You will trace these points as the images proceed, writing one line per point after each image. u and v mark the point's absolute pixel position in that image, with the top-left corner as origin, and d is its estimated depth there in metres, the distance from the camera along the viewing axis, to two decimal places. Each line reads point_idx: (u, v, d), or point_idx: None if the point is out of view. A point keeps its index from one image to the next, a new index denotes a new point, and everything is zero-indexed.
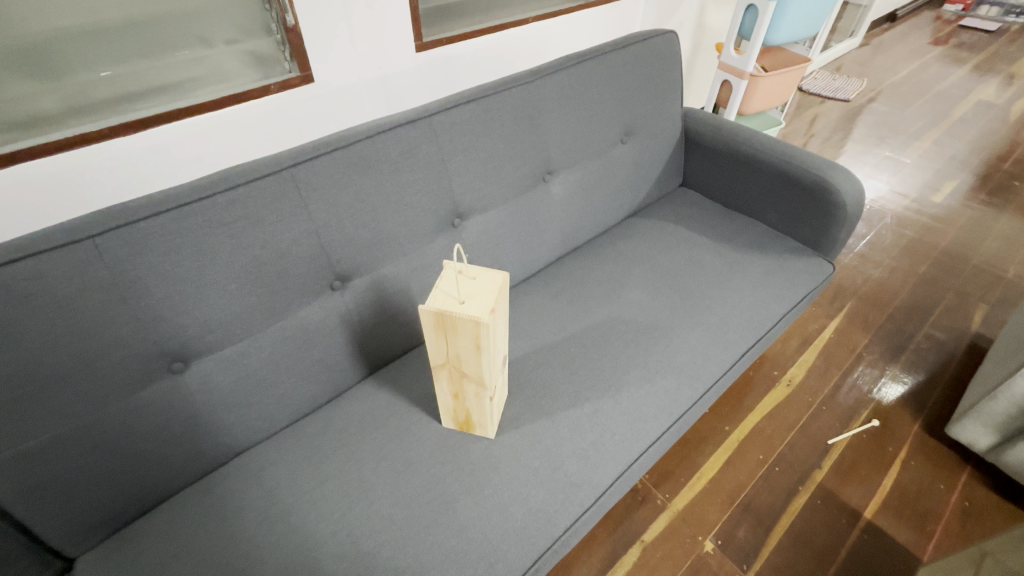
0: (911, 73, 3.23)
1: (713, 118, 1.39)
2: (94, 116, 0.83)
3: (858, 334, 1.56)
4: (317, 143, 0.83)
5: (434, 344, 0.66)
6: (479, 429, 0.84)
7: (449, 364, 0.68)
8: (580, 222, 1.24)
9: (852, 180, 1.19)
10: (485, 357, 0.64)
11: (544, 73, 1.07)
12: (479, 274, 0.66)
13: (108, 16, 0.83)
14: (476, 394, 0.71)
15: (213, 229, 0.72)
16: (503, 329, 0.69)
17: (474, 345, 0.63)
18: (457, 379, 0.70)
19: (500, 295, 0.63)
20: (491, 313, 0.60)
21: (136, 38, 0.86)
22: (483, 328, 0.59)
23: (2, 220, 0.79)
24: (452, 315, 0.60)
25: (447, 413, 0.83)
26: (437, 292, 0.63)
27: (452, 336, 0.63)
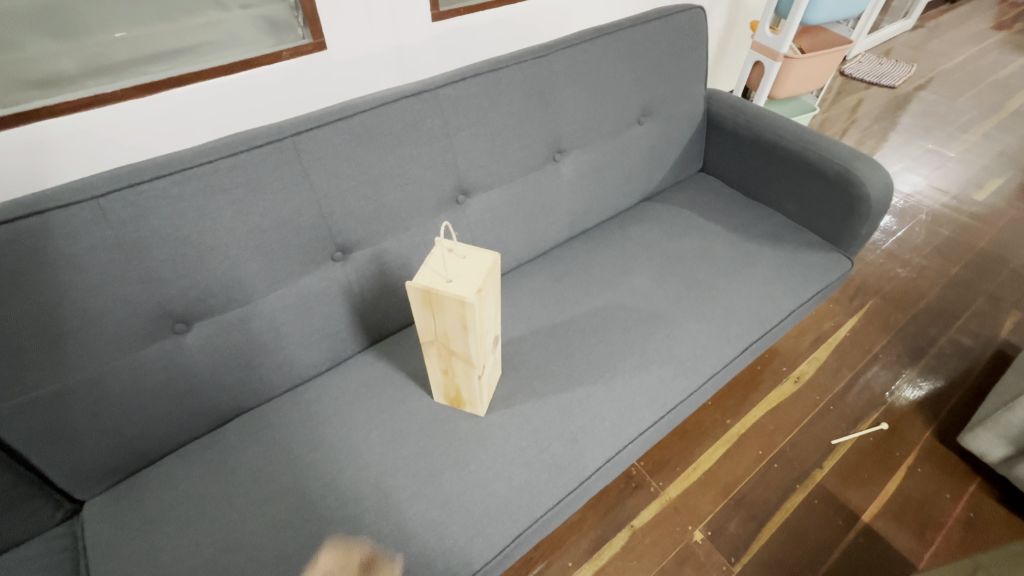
0: (966, 59, 3.01)
1: (739, 101, 1.33)
2: (110, 76, 0.85)
3: (876, 335, 1.50)
4: (320, 111, 0.82)
5: (423, 320, 0.67)
6: (470, 406, 0.85)
7: (438, 341, 0.69)
8: (591, 205, 1.21)
9: (880, 172, 1.13)
10: (473, 338, 0.65)
11: (558, 47, 1.03)
12: (469, 253, 0.66)
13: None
14: (464, 372, 0.72)
15: (215, 194, 0.73)
16: (492, 310, 0.69)
17: (461, 324, 0.63)
18: (446, 356, 0.71)
19: (488, 276, 0.63)
20: (479, 293, 0.60)
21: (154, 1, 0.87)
22: (468, 307, 0.60)
23: (26, 177, 0.82)
24: (439, 294, 0.60)
25: (438, 388, 0.84)
26: (427, 269, 0.63)
27: (439, 314, 0.64)
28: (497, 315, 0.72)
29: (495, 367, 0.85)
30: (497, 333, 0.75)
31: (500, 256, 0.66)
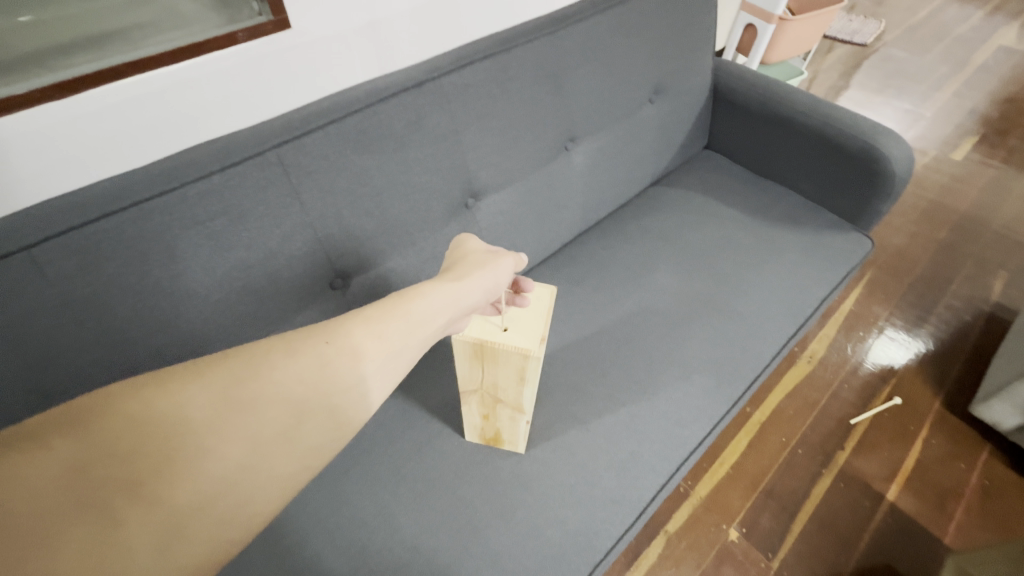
0: (929, 13, 3.02)
1: (746, 73, 1.25)
2: (15, 74, 0.65)
3: (878, 307, 1.50)
4: (306, 112, 0.68)
5: (468, 371, 0.62)
6: (508, 443, 0.77)
7: (482, 390, 0.62)
8: (602, 196, 1.11)
9: (902, 144, 1.08)
10: (529, 388, 0.60)
11: (567, 20, 0.90)
12: (521, 297, 0.63)
13: None
14: (509, 419, 0.65)
15: (184, 229, 0.59)
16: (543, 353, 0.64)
17: (517, 372, 0.58)
18: (490, 405, 0.64)
19: (546, 326, 0.60)
20: (541, 343, 0.57)
21: None
22: (531, 362, 0.56)
23: None
24: (496, 345, 0.55)
25: (471, 428, 0.75)
26: (476, 319, 0.59)
27: (489, 364, 0.59)
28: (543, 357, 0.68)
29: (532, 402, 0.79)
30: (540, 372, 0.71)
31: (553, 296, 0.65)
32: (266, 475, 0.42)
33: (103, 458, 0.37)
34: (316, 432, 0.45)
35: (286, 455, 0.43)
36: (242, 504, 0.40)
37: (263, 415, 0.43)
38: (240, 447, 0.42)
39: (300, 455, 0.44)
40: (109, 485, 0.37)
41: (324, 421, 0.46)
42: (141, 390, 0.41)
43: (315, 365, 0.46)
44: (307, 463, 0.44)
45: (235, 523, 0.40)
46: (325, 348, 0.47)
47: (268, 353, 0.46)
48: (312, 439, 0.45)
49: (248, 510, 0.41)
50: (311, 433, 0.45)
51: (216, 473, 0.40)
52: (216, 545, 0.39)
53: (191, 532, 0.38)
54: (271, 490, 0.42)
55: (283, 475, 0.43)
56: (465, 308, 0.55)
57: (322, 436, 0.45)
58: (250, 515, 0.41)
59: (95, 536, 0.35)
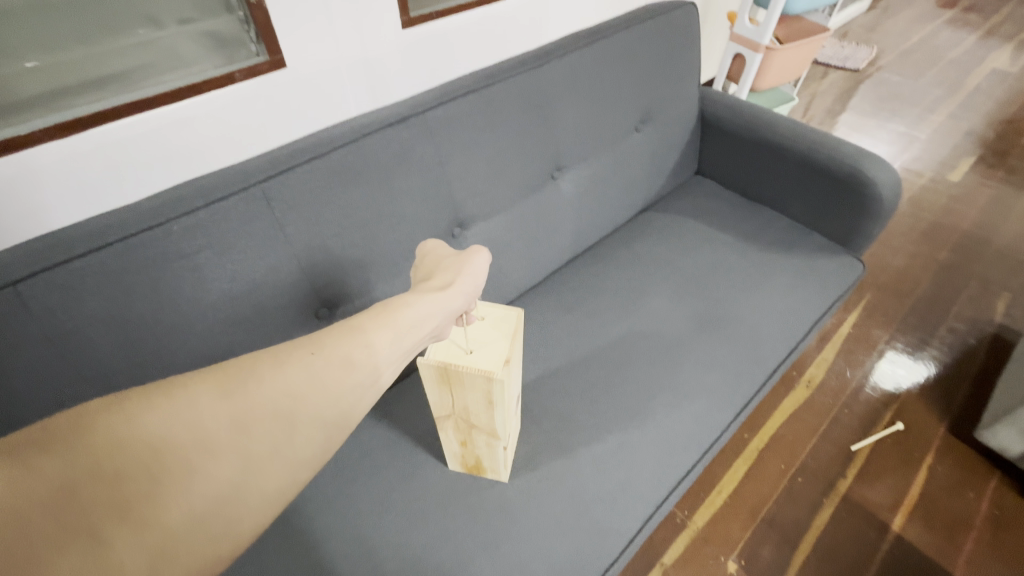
0: (921, 38, 3.08)
1: (732, 101, 1.27)
2: (22, 115, 0.69)
3: (879, 329, 1.49)
4: (293, 147, 0.70)
5: (439, 397, 0.62)
6: (491, 472, 0.75)
7: (455, 415, 0.62)
8: (591, 222, 1.13)
9: (889, 168, 1.09)
10: (500, 412, 0.59)
11: (552, 55, 0.93)
12: (491, 318, 0.62)
13: None
14: (487, 445, 0.64)
15: (169, 262, 0.61)
16: (516, 377, 0.64)
17: (485, 396, 0.58)
18: (465, 430, 0.64)
19: (512, 345, 0.58)
20: (507, 364, 0.56)
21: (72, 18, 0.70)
22: (495, 383, 0.55)
23: None
24: (460, 369, 0.55)
25: (452, 457, 0.74)
26: (443, 342, 0.58)
27: (457, 388, 0.58)
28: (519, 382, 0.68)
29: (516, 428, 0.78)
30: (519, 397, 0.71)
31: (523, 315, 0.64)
32: (258, 493, 0.38)
33: (77, 480, 0.33)
34: (307, 444, 0.41)
35: (278, 471, 0.39)
36: (230, 525, 0.37)
37: (252, 430, 0.39)
38: (229, 465, 0.38)
39: (291, 470, 0.40)
40: (84, 510, 0.32)
41: (318, 433, 0.42)
42: (120, 405, 0.37)
43: (304, 374, 0.43)
44: (298, 477, 0.41)
45: (225, 543, 0.37)
46: (312, 357, 0.44)
47: (254, 364, 0.42)
48: (303, 453, 0.41)
49: (237, 530, 0.37)
50: (302, 447, 0.41)
51: (204, 491, 0.36)
52: (202, 569, 0.35)
53: (178, 556, 0.34)
54: (262, 508, 0.38)
55: (275, 492, 0.39)
56: (443, 313, 0.52)
57: (314, 449, 0.42)
58: (239, 534, 0.37)
59: (76, 565, 0.31)
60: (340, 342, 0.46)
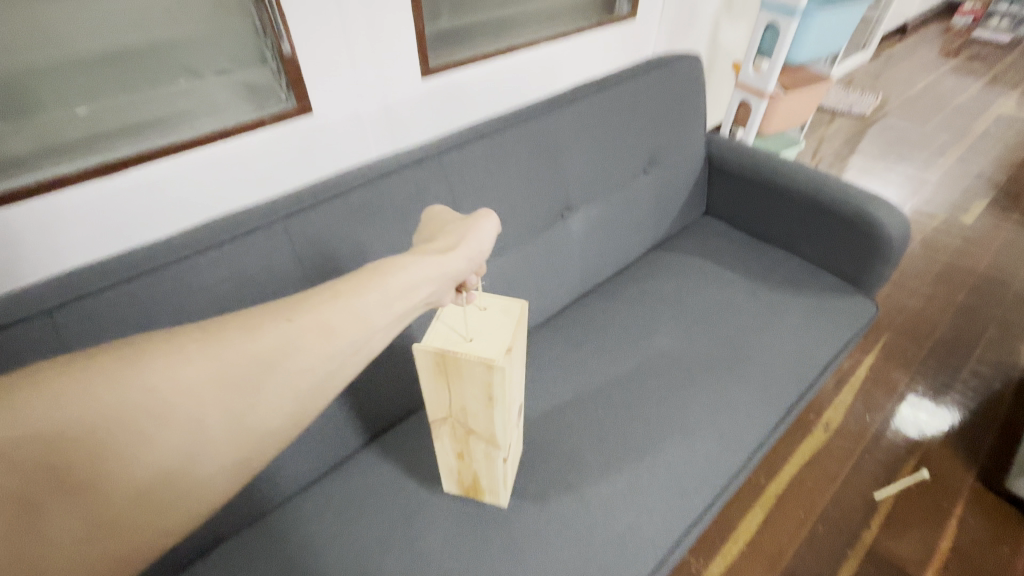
0: (926, 86, 3.15)
1: (738, 144, 1.31)
2: (71, 156, 0.76)
3: (898, 372, 1.45)
4: (315, 187, 0.74)
5: (434, 391, 0.64)
6: (488, 493, 0.75)
7: (453, 418, 0.66)
8: (600, 260, 1.15)
9: (897, 211, 1.10)
10: (499, 409, 0.61)
11: (562, 103, 0.98)
12: (493, 313, 0.65)
13: (87, 47, 0.74)
14: (477, 444, 0.66)
15: (193, 293, 0.64)
16: (516, 380, 0.66)
17: (484, 388, 0.60)
18: (463, 436, 0.67)
19: (515, 336, 0.61)
20: (507, 355, 0.58)
21: (120, 69, 0.77)
22: (495, 371, 0.57)
23: None
24: (461, 356, 0.57)
25: (449, 475, 0.75)
26: (445, 332, 0.61)
27: (455, 379, 0.61)
28: (521, 393, 0.71)
29: (518, 447, 0.81)
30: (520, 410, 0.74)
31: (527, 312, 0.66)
32: (223, 453, 0.43)
33: (71, 439, 0.37)
34: (273, 411, 0.44)
35: (242, 436, 0.43)
36: (199, 478, 0.42)
37: (219, 399, 0.42)
38: (194, 430, 0.41)
39: (258, 434, 0.44)
40: (79, 459, 0.37)
41: (285, 400, 0.45)
42: (84, 373, 0.39)
43: (274, 344, 0.44)
44: (264, 439, 0.44)
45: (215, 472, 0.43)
46: (285, 328, 0.45)
47: (223, 334, 0.44)
48: (270, 420, 0.45)
49: (207, 482, 0.42)
50: (269, 413, 0.44)
51: (170, 454, 0.40)
52: (197, 490, 0.42)
53: (178, 479, 0.41)
54: (229, 463, 0.43)
55: (240, 452, 0.44)
56: (438, 277, 0.54)
57: (281, 414, 0.45)
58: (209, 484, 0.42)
59: (87, 495, 0.38)
60: (317, 312, 0.47)
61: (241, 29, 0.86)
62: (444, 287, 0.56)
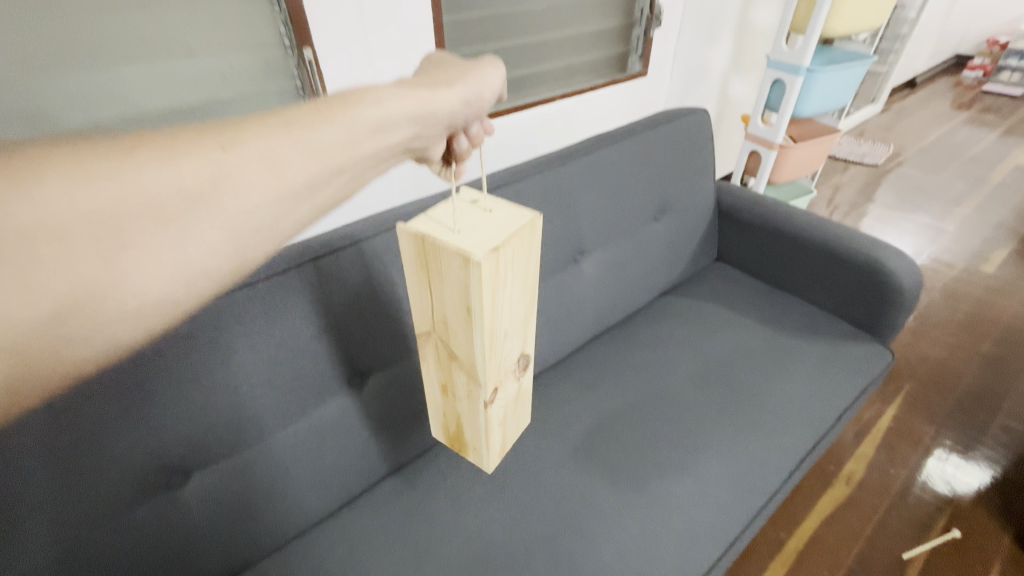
0: (939, 137, 3.19)
1: (746, 193, 1.36)
2: None
3: (922, 423, 1.41)
4: (344, 232, 0.80)
5: (420, 294, 0.54)
6: (472, 453, 0.65)
7: (435, 333, 0.56)
8: (612, 303, 1.18)
9: (907, 259, 1.11)
10: (477, 324, 0.49)
11: (575, 155, 1.04)
12: (498, 215, 0.52)
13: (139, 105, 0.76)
14: (462, 376, 0.56)
15: (228, 327, 0.69)
16: (512, 304, 0.54)
17: (462, 290, 0.48)
18: (445, 361, 0.57)
19: (510, 239, 0.48)
20: (494, 254, 0.45)
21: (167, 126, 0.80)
22: (471, 269, 0.44)
23: None
24: (436, 240, 0.46)
25: (438, 419, 0.67)
26: (435, 216, 0.51)
27: (435, 277, 0.50)
28: (522, 328, 0.59)
29: (520, 405, 0.67)
30: (521, 352, 0.61)
31: (540, 224, 0.53)
32: (139, 301, 0.28)
33: None
34: (212, 246, 0.30)
35: (165, 277, 0.29)
36: (104, 330, 0.28)
37: (139, 225, 0.28)
38: (91, 265, 0.27)
39: (187, 280, 0.30)
40: None
41: (225, 237, 0.31)
42: None
43: (210, 170, 0.31)
44: (199, 293, 0.31)
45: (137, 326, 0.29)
46: (223, 153, 0.32)
47: (131, 152, 0.29)
48: (206, 260, 0.30)
49: (117, 337, 0.28)
50: (208, 251, 0.30)
51: (50, 296, 0.26)
52: (110, 345, 0.29)
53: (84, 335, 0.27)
54: (147, 316, 0.29)
55: (162, 301, 0.29)
56: (415, 123, 0.43)
57: (225, 254, 0.31)
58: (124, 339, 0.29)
59: None
60: (266, 137, 0.34)
61: None
62: (429, 132, 0.45)
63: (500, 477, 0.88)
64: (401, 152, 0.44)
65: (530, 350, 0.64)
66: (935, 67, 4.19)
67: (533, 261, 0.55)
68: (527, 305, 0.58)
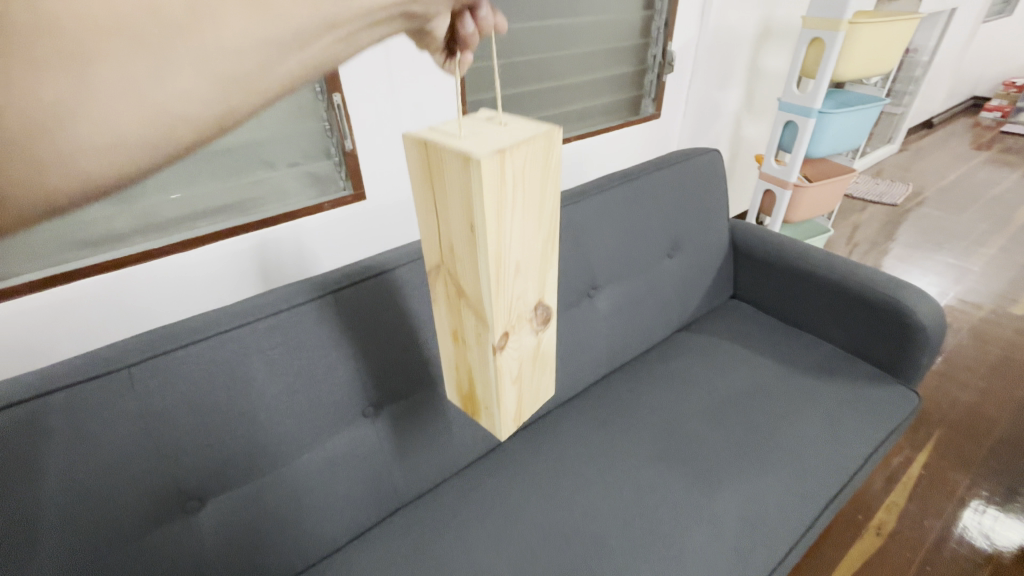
0: (960, 176, 3.17)
1: (760, 230, 1.37)
2: (159, 233, 0.91)
3: (955, 472, 1.34)
4: (363, 266, 0.83)
5: (427, 218, 0.48)
6: (483, 414, 0.59)
7: (443, 266, 0.50)
8: (626, 339, 1.18)
9: (929, 299, 1.09)
10: (480, 248, 0.42)
11: (588, 193, 1.07)
12: (513, 125, 0.44)
13: None
14: (471, 318, 0.50)
15: (249, 356, 0.71)
16: (525, 234, 0.46)
17: (463, 202, 0.41)
18: (454, 300, 0.51)
19: (523, 144, 0.40)
20: (499, 156, 0.38)
21: None
22: (471, 172, 0.38)
23: (69, 338, 0.84)
24: (436, 142, 0.40)
25: (452, 373, 0.61)
26: (444, 123, 0.45)
27: (440, 190, 0.43)
28: (540, 270, 0.51)
29: (538, 365, 0.60)
30: (538, 299, 0.53)
31: (560, 137, 0.44)
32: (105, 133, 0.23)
33: None
34: (190, 85, 0.23)
35: (132, 117, 0.23)
36: (62, 165, 0.23)
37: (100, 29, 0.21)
38: (38, 77, 0.21)
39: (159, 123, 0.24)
40: None
41: (207, 77, 0.24)
42: None
43: None
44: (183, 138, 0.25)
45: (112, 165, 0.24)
46: None
47: None
48: (181, 104, 0.24)
49: (78, 179, 0.23)
50: (187, 94, 0.23)
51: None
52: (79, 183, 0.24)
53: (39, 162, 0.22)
54: (111, 160, 0.24)
55: (133, 143, 0.24)
56: None
57: (206, 102, 0.24)
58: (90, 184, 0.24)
59: None
60: None
61: (311, 129, 1.03)
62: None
63: (511, 515, 0.86)
64: (397, 15, 0.29)
65: (552, 300, 0.56)
66: (952, 108, 4.21)
67: (554, 184, 0.47)
68: (546, 241, 0.50)
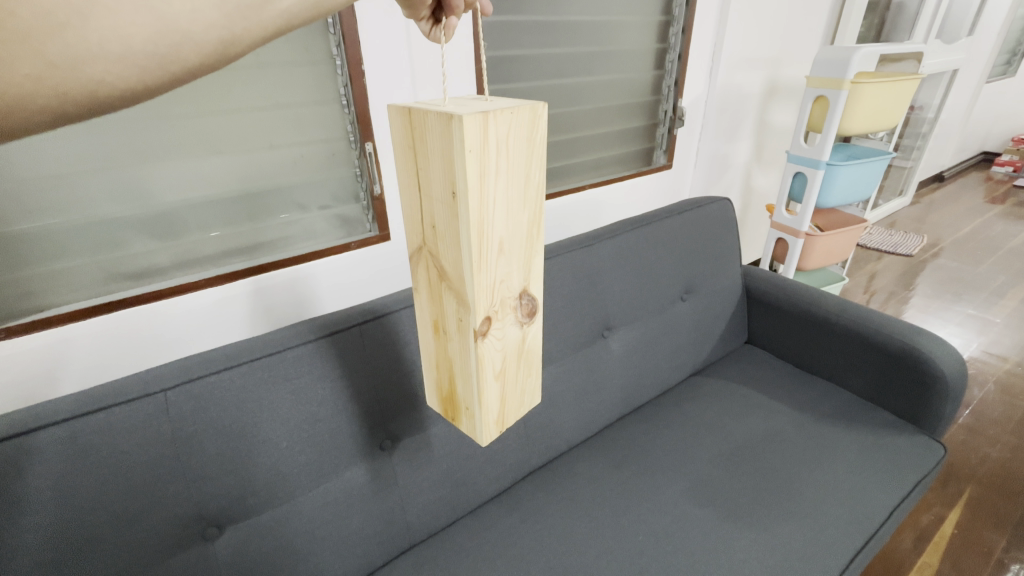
0: (976, 229, 3.17)
1: (771, 275, 1.40)
2: (197, 267, 0.98)
3: (990, 532, 1.28)
4: (387, 301, 0.88)
5: (412, 201, 0.52)
6: (463, 415, 0.60)
7: (426, 248, 0.53)
8: (640, 381, 1.18)
9: (948, 346, 1.08)
10: (461, 214, 0.45)
11: (604, 237, 1.11)
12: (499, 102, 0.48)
13: (185, 114, 0.88)
14: (455, 301, 0.52)
15: (277, 383, 0.75)
16: (509, 211, 0.49)
17: (446, 167, 0.44)
18: (436, 284, 0.54)
19: (504, 112, 0.44)
20: (481, 117, 0.41)
21: (207, 131, 0.91)
22: (454, 131, 0.41)
23: (109, 364, 0.90)
24: (422, 112, 0.44)
25: (434, 373, 0.63)
26: (432, 101, 0.49)
27: (423, 162, 0.47)
28: (523, 255, 0.54)
29: (523, 365, 0.61)
30: (521, 287, 0.56)
31: (546, 112, 0.47)
32: (123, 41, 0.26)
33: None
34: (199, 5, 0.27)
35: (146, 25, 0.26)
36: (82, 61, 0.25)
37: None
38: None
39: (163, 36, 0.27)
40: None
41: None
42: None
43: None
44: (188, 56, 0.28)
45: (115, 77, 0.27)
46: None
47: None
48: (188, 20, 0.27)
49: (95, 79, 0.26)
50: (194, 15, 0.27)
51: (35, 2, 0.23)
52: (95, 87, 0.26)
53: (61, 70, 0.25)
54: (123, 69, 0.26)
55: (146, 50, 0.27)
56: None
57: (211, 25, 0.28)
58: (91, 92, 0.26)
59: None
60: None
61: (341, 175, 1.11)
62: None
63: (522, 556, 0.85)
64: None
65: (536, 292, 0.58)
66: (963, 164, 4.27)
67: (539, 164, 0.50)
68: (530, 224, 0.53)
